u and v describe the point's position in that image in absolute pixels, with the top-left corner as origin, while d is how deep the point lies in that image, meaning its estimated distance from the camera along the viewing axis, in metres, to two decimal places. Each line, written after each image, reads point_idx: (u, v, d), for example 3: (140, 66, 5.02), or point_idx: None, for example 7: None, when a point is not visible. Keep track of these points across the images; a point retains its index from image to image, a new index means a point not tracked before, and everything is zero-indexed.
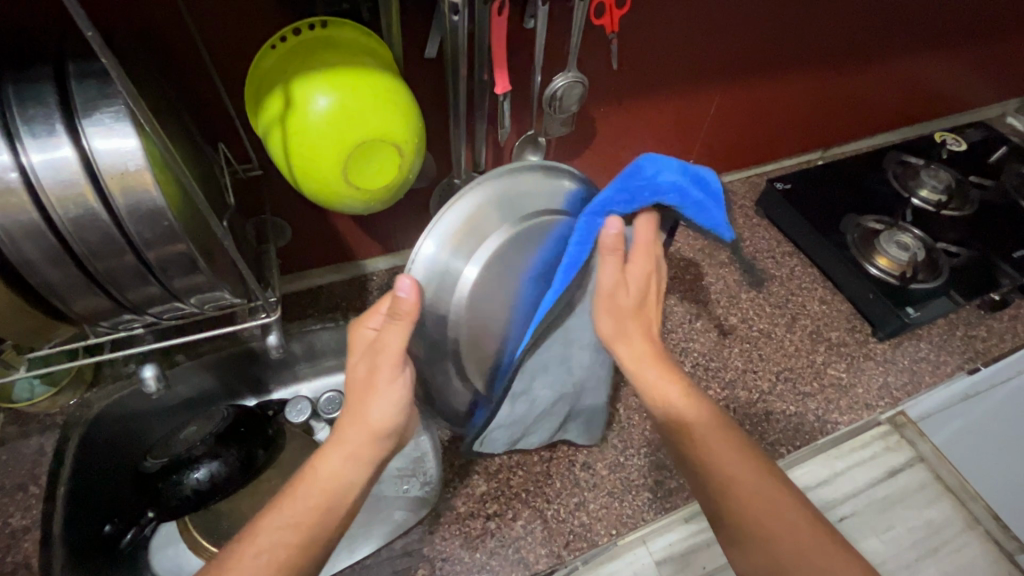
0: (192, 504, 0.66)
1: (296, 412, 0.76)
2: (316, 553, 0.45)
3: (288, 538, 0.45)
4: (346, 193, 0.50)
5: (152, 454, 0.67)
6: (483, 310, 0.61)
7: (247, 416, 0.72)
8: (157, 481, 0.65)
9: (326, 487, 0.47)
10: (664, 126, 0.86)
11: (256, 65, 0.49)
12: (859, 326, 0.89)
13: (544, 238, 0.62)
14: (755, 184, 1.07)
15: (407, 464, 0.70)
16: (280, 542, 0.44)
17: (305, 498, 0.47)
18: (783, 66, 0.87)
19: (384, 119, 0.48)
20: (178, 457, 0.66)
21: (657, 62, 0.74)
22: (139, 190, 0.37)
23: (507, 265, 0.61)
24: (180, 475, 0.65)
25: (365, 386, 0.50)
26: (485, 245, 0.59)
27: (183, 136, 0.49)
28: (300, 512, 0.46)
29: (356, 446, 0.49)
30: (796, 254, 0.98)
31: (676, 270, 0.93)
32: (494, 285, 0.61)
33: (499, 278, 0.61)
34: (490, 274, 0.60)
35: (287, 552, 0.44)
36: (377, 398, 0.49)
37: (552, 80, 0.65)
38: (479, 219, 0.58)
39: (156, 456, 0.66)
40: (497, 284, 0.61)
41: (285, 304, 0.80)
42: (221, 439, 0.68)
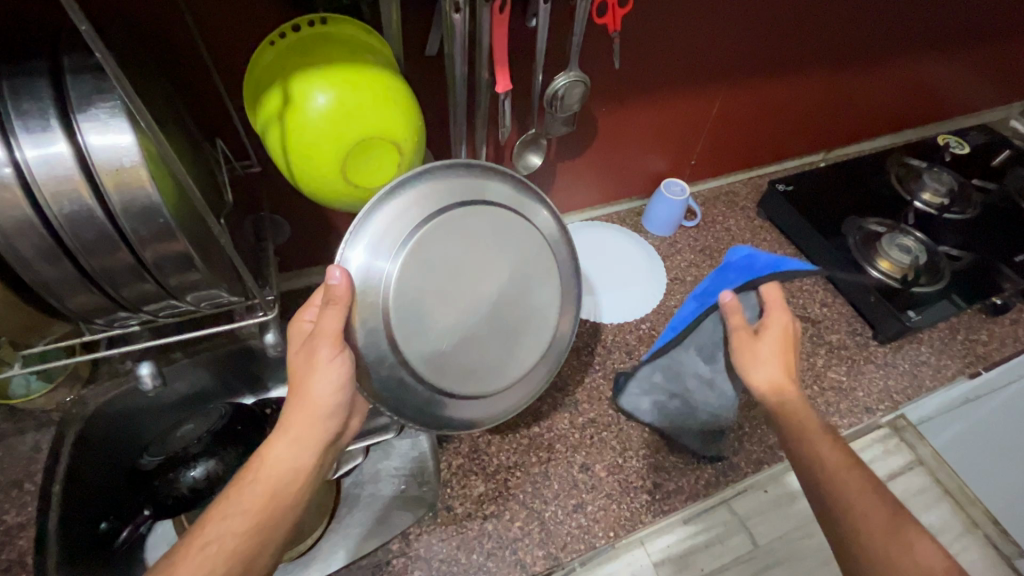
0: (188, 502, 0.65)
1: None
2: (272, 534, 0.46)
3: (237, 525, 0.45)
4: (343, 190, 0.50)
5: (149, 452, 0.68)
6: (424, 313, 0.52)
7: (243, 413, 0.72)
8: (154, 479, 0.65)
9: (270, 473, 0.47)
10: (665, 126, 0.86)
11: (255, 61, 0.49)
12: (859, 329, 0.89)
13: (498, 229, 0.56)
14: (756, 185, 1.07)
15: (405, 464, 0.73)
16: (228, 530, 0.45)
17: (251, 485, 0.47)
18: (785, 66, 0.86)
19: (383, 116, 0.47)
20: (175, 456, 0.66)
21: (659, 61, 0.74)
22: (134, 187, 0.36)
23: (448, 261, 0.53)
24: (176, 473, 0.65)
25: (305, 370, 0.49)
26: (419, 237, 0.51)
27: (180, 132, 0.48)
28: (246, 498, 0.46)
29: (302, 428, 0.49)
30: (797, 257, 0.97)
31: (677, 271, 0.92)
32: (434, 284, 0.52)
33: (438, 277, 0.53)
34: (427, 270, 0.52)
35: (242, 539, 0.45)
36: (315, 380, 0.48)
37: (553, 79, 0.64)
38: (412, 212, 0.52)
39: (153, 454, 0.67)
40: (438, 283, 0.53)
41: (284, 302, 0.80)
42: (217, 438, 0.68)
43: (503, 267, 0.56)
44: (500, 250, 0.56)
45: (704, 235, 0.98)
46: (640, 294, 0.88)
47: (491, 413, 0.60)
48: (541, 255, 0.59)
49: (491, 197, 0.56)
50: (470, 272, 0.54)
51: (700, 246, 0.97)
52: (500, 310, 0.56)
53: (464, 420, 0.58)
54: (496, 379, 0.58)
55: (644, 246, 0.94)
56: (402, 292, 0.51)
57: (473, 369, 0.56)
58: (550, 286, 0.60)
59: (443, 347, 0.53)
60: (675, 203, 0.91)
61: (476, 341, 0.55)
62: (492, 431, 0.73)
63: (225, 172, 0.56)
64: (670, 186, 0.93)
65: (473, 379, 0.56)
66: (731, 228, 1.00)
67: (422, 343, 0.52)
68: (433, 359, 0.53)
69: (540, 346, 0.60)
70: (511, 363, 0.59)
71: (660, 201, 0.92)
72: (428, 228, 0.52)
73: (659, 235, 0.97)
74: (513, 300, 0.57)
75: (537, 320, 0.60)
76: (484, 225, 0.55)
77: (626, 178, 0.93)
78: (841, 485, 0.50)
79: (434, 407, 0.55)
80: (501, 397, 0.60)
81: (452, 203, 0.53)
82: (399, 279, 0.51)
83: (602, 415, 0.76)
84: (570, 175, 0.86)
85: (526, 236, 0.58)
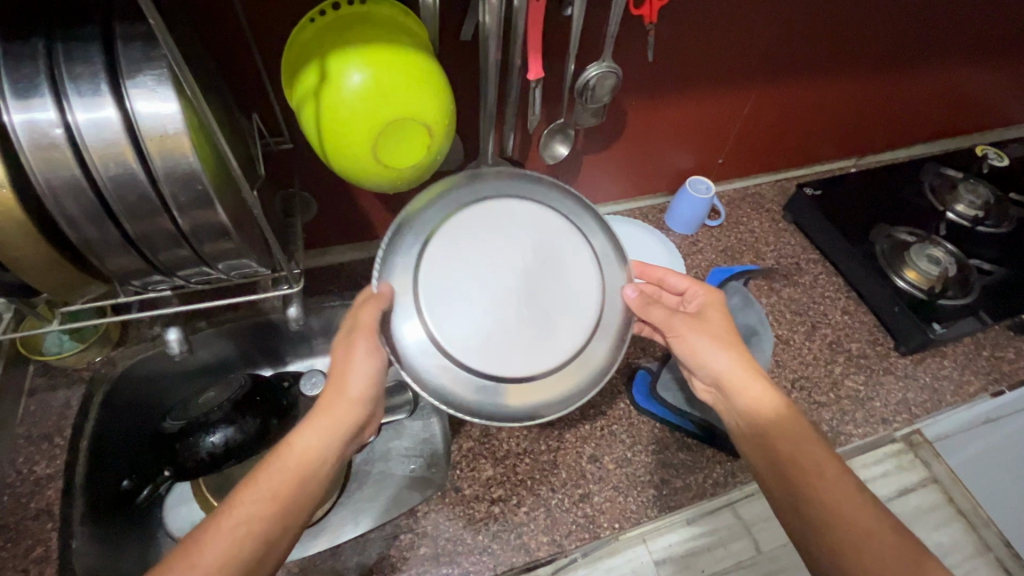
0: (208, 467, 0.71)
1: (311, 384, 0.83)
2: (298, 504, 0.48)
3: (261, 509, 0.47)
4: (374, 170, 0.51)
5: (172, 416, 0.74)
6: (450, 306, 0.52)
7: (262, 385, 0.78)
8: (175, 442, 0.70)
9: (298, 461, 0.49)
10: (694, 123, 0.85)
11: (292, 38, 0.49)
12: (880, 339, 0.87)
13: (513, 219, 0.56)
14: (783, 188, 1.05)
15: (415, 445, 0.76)
16: (256, 514, 0.46)
17: (276, 471, 0.49)
18: (821, 69, 0.85)
19: (416, 97, 0.48)
20: (196, 420, 0.72)
21: (692, 57, 0.73)
22: (176, 154, 0.37)
23: (468, 257, 0.54)
24: (196, 438, 0.70)
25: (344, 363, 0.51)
26: (440, 234, 0.54)
27: (218, 103, 0.49)
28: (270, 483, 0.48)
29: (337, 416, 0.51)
30: (821, 262, 0.96)
31: (697, 270, 0.92)
32: (457, 278, 0.53)
33: (462, 266, 0.54)
34: (448, 269, 0.54)
35: (268, 514, 0.47)
36: (354, 371, 0.51)
37: (586, 69, 0.64)
38: (429, 223, 0.55)
39: (175, 418, 0.73)
40: (462, 274, 0.54)
41: (308, 278, 0.84)
42: (236, 405, 0.74)
43: (525, 250, 0.56)
44: (517, 238, 0.56)
45: (726, 236, 0.97)
46: None
47: (551, 401, 0.53)
48: (563, 233, 0.57)
49: (502, 194, 0.57)
50: (490, 263, 0.54)
51: (722, 247, 0.96)
52: (530, 291, 0.55)
53: (521, 408, 0.52)
54: (544, 361, 0.53)
55: (666, 243, 0.93)
56: (427, 289, 0.52)
57: (516, 353, 0.53)
58: (586, 260, 0.57)
59: (474, 335, 0.52)
60: (699, 200, 0.90)
61: (511, 323, 0.53)
62: None
63: (258, 145, 0.56)
64: (696, 184, 0.92)
65: (518, 364, 0.52)
66: (755, 230, 0.99)
67: (453, 335, 0.52)
68: (467, 344, 0.52)
69: (587, 318, 0.55)
70: (560, 340, 0.54)
71: (683, 198, 0.91)
72: (441, 234, 0.55)
73: (681, 233, 0.96)
74: (543, 278, 0.55)
75: (576, 294, 0.56)
76: (500, 215, 0.56)
77: (651, 173, 0.92)
78: (837, 492, 0.50)
79: (482, 392, 0.51)
80: (557, 382, 0.53)
81: (465, 208, 0.56)
82: (425, 271, 0.53)
83: (614, 408, 0.76)
84: (595, 167, 0.86)
85: (546, 217, 0.57)
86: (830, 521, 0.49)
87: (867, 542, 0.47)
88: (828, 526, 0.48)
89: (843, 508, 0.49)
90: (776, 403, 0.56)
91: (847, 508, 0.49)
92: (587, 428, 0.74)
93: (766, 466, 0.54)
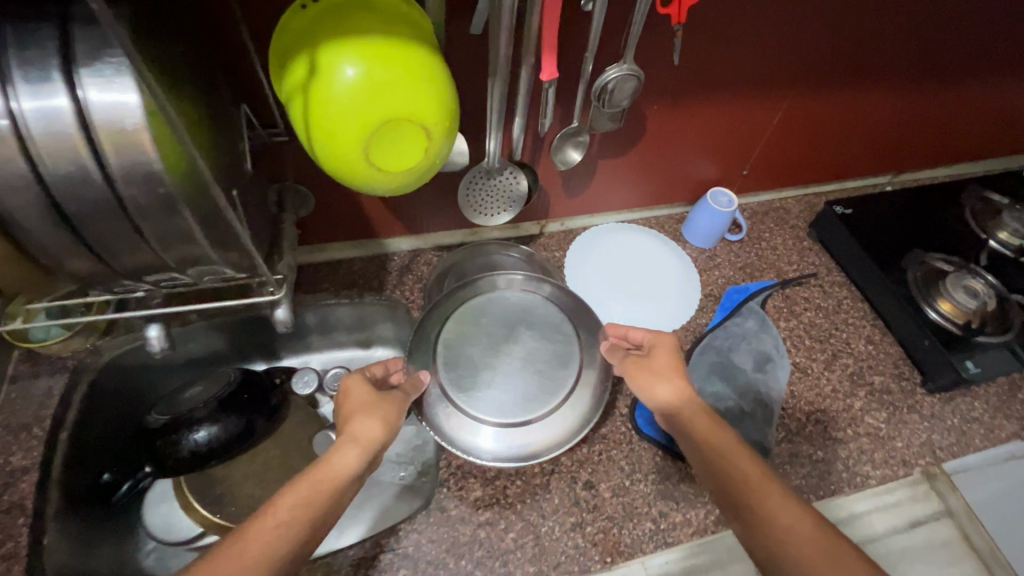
0: (189, 465, 0.70)
1: (303, 383, 0.83)
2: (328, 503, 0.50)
3: (302, 512, 0.48)
4: (365, 174, 0.47)
5: (156, 411, 0.71)
6: (463, 377, 0.68)
7: (252, 382, 0.76)
8: (157, 438, 0.69)
9: (332, 476, 0.51)
10: (719, 132, 0.79)
11: (282, 25, 0.45)
12: (906, 374, 0.82)
13: (508, 305, 0.73)
14: (810, 203, 0.99)
15: (408, 451, 0.71)
16: (297, 515, 0.47)
17: (313, 482, 0.50)
18: (860, 81, 0.79)
19: (413, 96, 0.44)
20: (181, 416, 0.70)
21: (722, 62, 0.67)
22: (134, 151, 0.33)
23: (474, 338, 0.70)
24: (179, 435, 0.69)
25: (367, 404, 0.58)
26: (453, 323, 0.71)
27: (203, 87, 0.44)
28: (307, 494, 0.49)
29: (363, 445, 0.55)
30: (846, 286, 0.90)
31: (712, 287, 0.87)
32: (468, 355, 0.69)
33: (472, 344, 0.70)
34: (461, 348, 0.70)
35: (302, 522, 0.47)
36: (378, 408, 0.58)
37: (604, 70, 0.59)
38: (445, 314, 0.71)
39: (160, 413, 0.71)
40: (471, 351, 0.70)
41: (304, 273, 0.81)
42: (222, 405, 0.72)
43: (518, 327, 0.72)
44: (511, 321, 0.72)
45: (747, 251, 0.92)
46: (669, 312, 0.84)
47: (547, 441, 0.65)
48: (546, 310, 0.73)
49: (498, 288, 0.74)
50: (490, 342, 0.70)
51: (741, 263, 0.90)
52: (524, 359, 0.70)
53: (523, 447, 0.64)
54: (540, 410, 0.66)
55: (683, 258, 0.89)
56: (445, 365, 0.68)
57: (517, 407, 0.66)
58: (566, 326, 0.72)
59: (483, 396, 0.67)
60: (720, 214, 0.85)
61: (512, 386, 0.68)
62: None
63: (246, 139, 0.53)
64: (718, 196, 0.87)
65: (519, 414, 0.65)
66: (777, 247, 0.93)
67: (467, 398, 0.66)
68: (477, 404, 0.66)
69: (571, 372, 0.69)
70: (550, 392, 0.67)
71: (703, 210, 0.86)
72: (455, 322, 0.71)
73: (698, 246, 0.91)
74: (533, 349, 0.71)
75: (559, 355, 0.70)
76: (499, 304, 0.73)
77: (670, 182, 0.87)
78: (760, 493, 0.49)
79: (493, 439, 0.64)
80: (552, 426, 0.65)
81: (471, 301, 0.72)
82: (443, 351, 0.69)
83: (614, 431, 0.72)
84: (610, 173, 0.81)
85: (533, 301, 0.73)
86: (759, 523, 0.48)
87: (785, 536, 0.46)
88: (749, 521, 0.48)
89: (769, 509, 0.48)
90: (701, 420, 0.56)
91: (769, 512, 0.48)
92: (585, 453, 0.70)
93: (704, 476, 0.54)
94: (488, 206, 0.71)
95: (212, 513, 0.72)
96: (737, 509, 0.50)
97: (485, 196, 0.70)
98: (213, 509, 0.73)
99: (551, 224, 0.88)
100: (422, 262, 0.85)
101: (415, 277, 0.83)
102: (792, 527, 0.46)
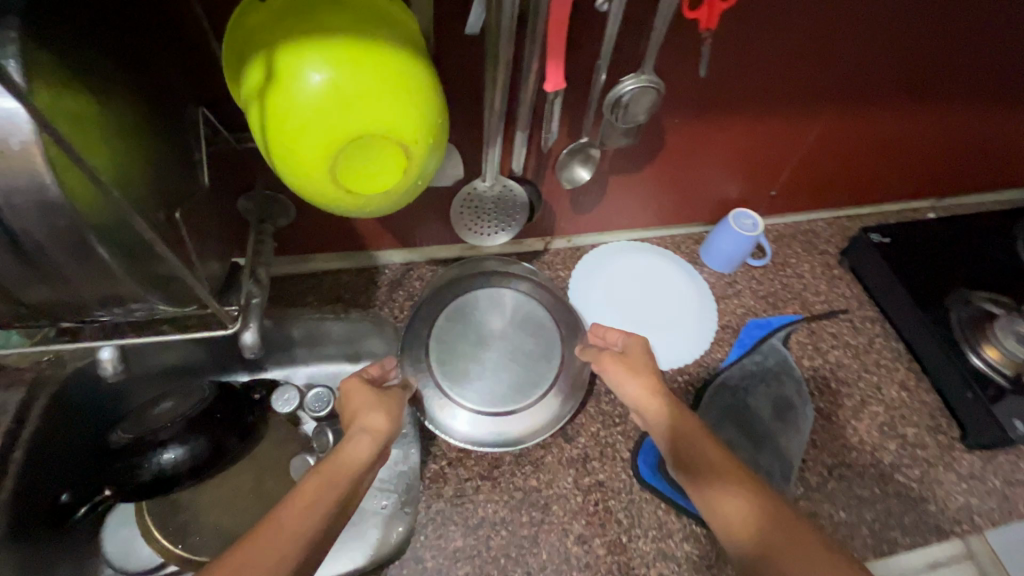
0: (149, 490, 0.63)
1: (283, 401, 0.72)
2: (350, 486, 0.47)
3: (330, 497, 0.45)
4: (333, 196, 0.40)
5: (121, 428, 0.66)
6: (450, 368, 0.67)
7: (225, 400, 0.69)
8: (117, 460, 0.63)
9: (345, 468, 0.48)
10: (746, 148, 0.71)
11: (236, 19, 0.39)
12: (944, 427, 0.74)
13: (497, 298, 0.72)
14: (842, 228, 0.90)
15: (392, 478, 0.63)
16: (322, 500, 0.45)
17: (330, 473, 0.47)
18: (910, 96, 0.70)
19: (389, 109, 0.37)
20: (145, 435, 0.63)
21: (755, 73, 0.59)
22: (20, 176, 0.27)
23: (463, 330, 0.69)
24: (141, 458, 0.62)
25: (371, 402, 0.56)
26: (444, 315, 0.70)
27: (145, 94, 0.38)
28: (324, 486, 0.46)
29: (375, 439, 0.52)
30: (879, 322, 0.82)
31: (730, 318, 0.79)
32: (456, 346, 0.68)
33: (460, 336, 0.69)
34: (450, 340, 0.69)
35: (325, 504, 0.44)
36: (385, 404, 0.56)
37: (621, 80, 0.51)
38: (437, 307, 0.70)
39: (124, 431, 0.65)
40: (458, 342, 0.69)
41: (286, 284, 0.75)
42: (190, 424, 0.65)
43: (506, 320, 0.71)
44: (500, 314, 0.71)
45: (770, 279, 0.84)
46: (681, 346, 0.76)
47: (526, 431, 0.65)
48: (534, 306, 0.72)
49: (489, 281, 0.72)
50: (479, 333, 0.69)
51: (763, 292, 0.82)
52: (510, 350, 0.69)
53: (503, 435, 0.65)
54: (522, 401, 0.66)
55: (698, 283, 0.82)
56: (434, 357, 0.67)
57: (500, 396, 0.66)
58: (551, 321, 0.71)
59: (467, 386, 0.66)
60: (742, 237, 0.77)
61: (495, 377, 0.67)
62: (483, 477, 0.64)
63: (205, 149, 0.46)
64: (741, 217, 0.78)
65: (501, 403, 0.66)
66: (803, 275, 0.85)
67: (453, 387, 0.66)
68: (463, 393, 0.66)
69: (560, 364, 0.69)
70: (533, 384, 0.67)
71: (725, 232, 0.78)
72: (446, 315, 0.70)
73: (717, 270, 0.83)
74: (520, 340, 0.70)
75: (544, 349, 0.69)
76: (489, 296, 0.71)
77: (690, 200, 0.79)
78: (729, 486, 0.47)
79: (482, 429, 0.65)
80: (532, 416, 0.66)
81: (463, 295, 0.71)
82: (435, 345, 0.68)
83: (612, 479, 0.65)
84: (622, 190, 0.73)
85: (522, 296, 0.72)
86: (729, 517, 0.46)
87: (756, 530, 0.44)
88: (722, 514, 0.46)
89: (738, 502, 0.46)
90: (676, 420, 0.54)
91: (759, 512, 0.45)
92: (580, 503, 0.63)
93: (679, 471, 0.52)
94: (482, 225, 0.65)
95: (173, 543, 0.68)
96: (715, 503, 0.47)
97: (481, 214, 0.64)
98: (175, 539, 0.69)
99: (557, 240, 0.80)
100: (415, 276, 0.78)
101: (406, 294, 0.77)
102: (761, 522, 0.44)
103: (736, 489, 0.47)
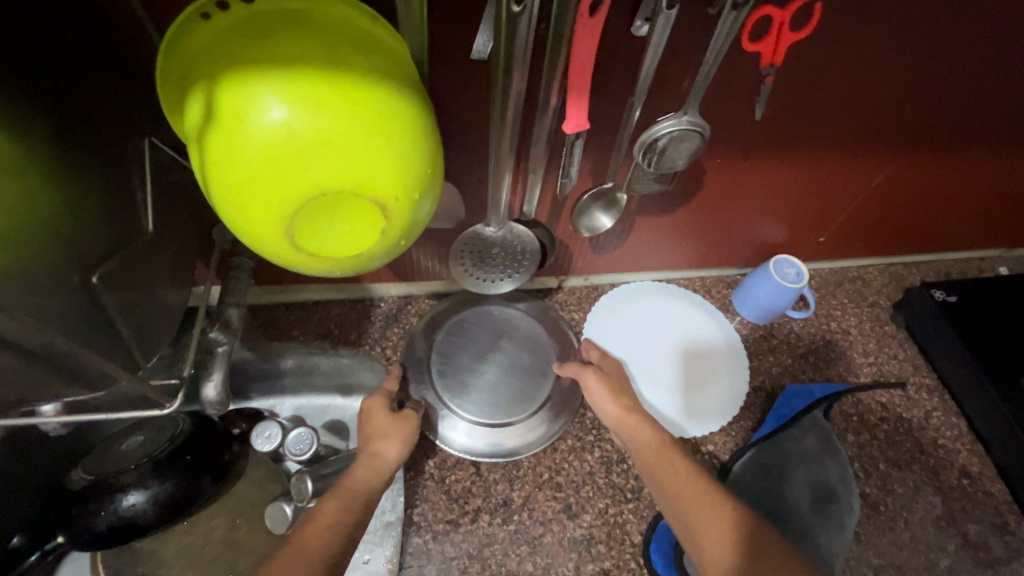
0: (107, 541, 0.54)
1: (263, 439, 0.58)
2: (364, 512, 0.46)
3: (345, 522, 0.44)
4: (294, 258, 0.33)
5: (81, 467, 0.55)
6: (449, 379, 0.64)
7: (203, 439, 0.57)
8: (75, 505, 0.53)
9: (355, 491, 0.47)
10: (799, 191, 0.62)
11: (172, 37, 0.31)
12: (1011, 524, 0.64)
13: (496, 307, 0.68)
14: (898, 277, 0.79)
15: (378, 530, 0.56)
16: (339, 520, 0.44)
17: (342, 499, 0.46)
18: (1000, 141, 0.59)
19: (359, 160, 0.29)
20: (106, 478, 0.53)
21: (819, 113, 0.50)
22: None
23: (463, 340, 0.66)
24: (103, 504, 0.53)
25: (382, 428, 0.54)
26: (447, 325, 0.67)
27: (51, 137, 0.30)
28: (335, 509, 0.45)
29: (384, 466, 0.51)
30: (937, 391, 0.71)
31: (764, 379, 0.70)
32: (455, 357, 0.65)
33: (459, 346, 0.66)
34: (451, 351, 0.65)
35: (343, 530, 0.43)
36: (400, 433, 0.54)
37: (658, 120, 0.43)
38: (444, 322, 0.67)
39: (84, 471, 0.55)
40: (456, 352, 0.65)
41: (268, 315, 0.68)
42: (158, 466, 0.54)
43: (506, 331, 0.67)
44: (498, 326, 0.67)
45: (812, 333, 0.74)
46: (704, 405, 0.67)
47: (523, 443, 0.62)
48: (531, 317, 0.68)
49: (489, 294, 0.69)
50: (477, 344, 0.66)
51: (803, 349, 0.72)
52: (507, 362, 0.65)
53: (501, 448, 0.61)
54: (519, 412, 0.63)
55: (722, 320, 0.73)
56: (436, 368, 0.64)
57: (498, 407, 0.63)
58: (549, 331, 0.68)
59: (464, 397, 0.63)
60: (783, 287, 0.66)
61: (493, 389, 0.64)
62: (473, 556, 0.57)
63: (150, 189, 0.38)
64: (783, 265, 0.68)
65: (498, 414, 0.62)
66: (850, 330, 0.74)
67: (451, 399, 0.63)
68: (460, 404, 0.62)
69: (560, 390, 0.65)
70: (531, 396, 0.64)
71: (764, 281, 0.68)
72: (449, 326, 0.67)
73: (751, 321, 0.73)
74: (518, 351, 0.66)
75: (542, 360, 0.66)
76: (488, 308, 0.68)
77: (725, 243, 0.70)
78: (703, 505, 0.45)
79: (482, 441, 0.62)
80: (530, 428, 0.63)
81: (465, 307, 0.68)
82: (435, 357, 0.65)
83: (620, 567, 0.58)
84: (650, 231, 0.64)
85: (521, 308, 0.69)
86: (705, 543, 0.43)
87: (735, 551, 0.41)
88: (699, 536, 0.43)
89: (716, 522, 0.43)
90: (650, 439, 0.51)
91: (738, 530, 0.43)
92: None
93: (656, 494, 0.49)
94: (486, 272, 0.57)
95: None
96: (695, 524, 0.44)
97: (486, 261, 0.56)
98: None
99: (572, 279, 0.72)
100: (412, 310, 0.70)
101: (400, 331, 0.69)
102: (740, 540, 0.42)
103: (713, 509, 0.44)
